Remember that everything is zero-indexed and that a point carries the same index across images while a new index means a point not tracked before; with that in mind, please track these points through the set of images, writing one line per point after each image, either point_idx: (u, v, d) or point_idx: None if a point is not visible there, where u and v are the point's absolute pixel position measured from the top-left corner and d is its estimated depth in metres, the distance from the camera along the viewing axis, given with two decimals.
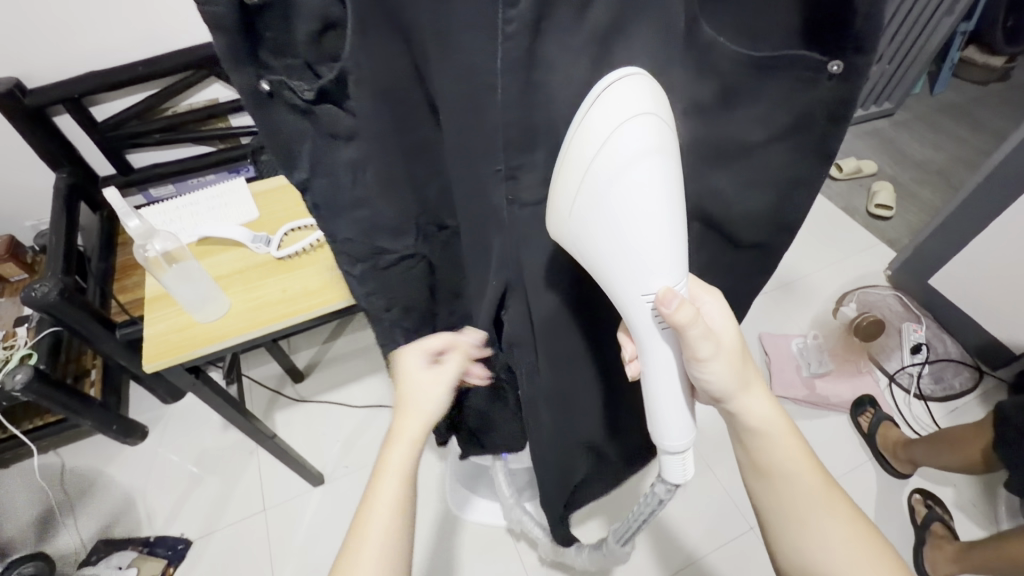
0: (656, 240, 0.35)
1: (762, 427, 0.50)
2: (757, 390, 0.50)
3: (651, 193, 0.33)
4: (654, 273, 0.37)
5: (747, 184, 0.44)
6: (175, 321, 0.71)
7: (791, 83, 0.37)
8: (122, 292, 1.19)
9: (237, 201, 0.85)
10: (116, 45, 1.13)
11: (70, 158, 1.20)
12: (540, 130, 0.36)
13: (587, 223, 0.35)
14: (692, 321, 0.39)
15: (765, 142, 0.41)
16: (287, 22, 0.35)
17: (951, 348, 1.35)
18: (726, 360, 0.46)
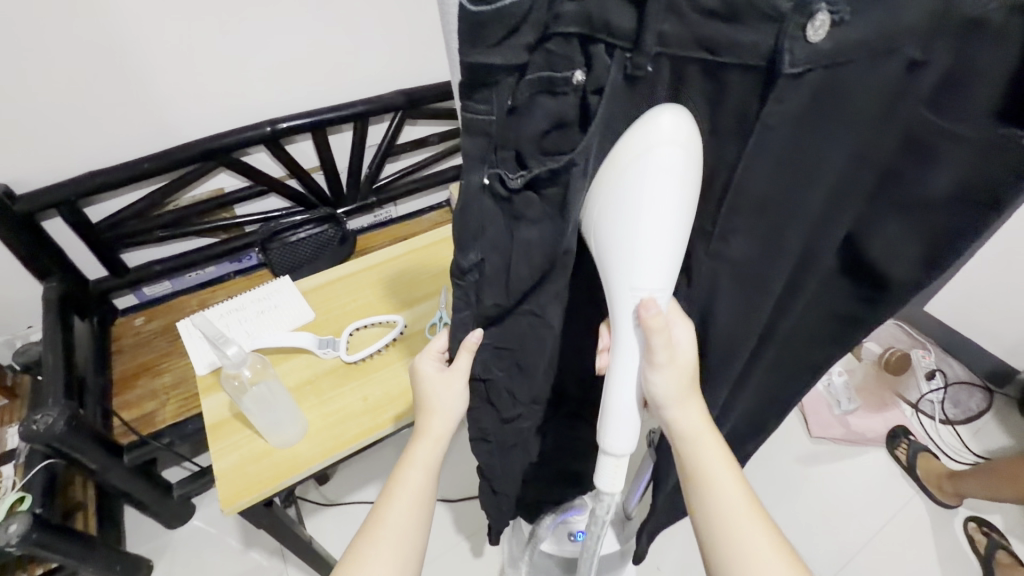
0: (652, 246, 0.39)
1: (692, 439, 0.49)
2: (694, 399, 0.49)
3: (660, 207, 0.37)
4: (642, 268, 0.41)
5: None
6: (249, 449, 0.63)
7: None
8: (124, 408, 1.07)
9: (291, 301, 0.78)
10: (118, 143, 1.06)
11: (60, 266, 1.09)
12: (771, 194, 0.39)
13: (604, 218, 0.40)
14: (660, 327, 0.43)
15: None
16: (527, 120, 0.37)
17: (959, 370, 1.42)
18: (682, 368, 0.46)
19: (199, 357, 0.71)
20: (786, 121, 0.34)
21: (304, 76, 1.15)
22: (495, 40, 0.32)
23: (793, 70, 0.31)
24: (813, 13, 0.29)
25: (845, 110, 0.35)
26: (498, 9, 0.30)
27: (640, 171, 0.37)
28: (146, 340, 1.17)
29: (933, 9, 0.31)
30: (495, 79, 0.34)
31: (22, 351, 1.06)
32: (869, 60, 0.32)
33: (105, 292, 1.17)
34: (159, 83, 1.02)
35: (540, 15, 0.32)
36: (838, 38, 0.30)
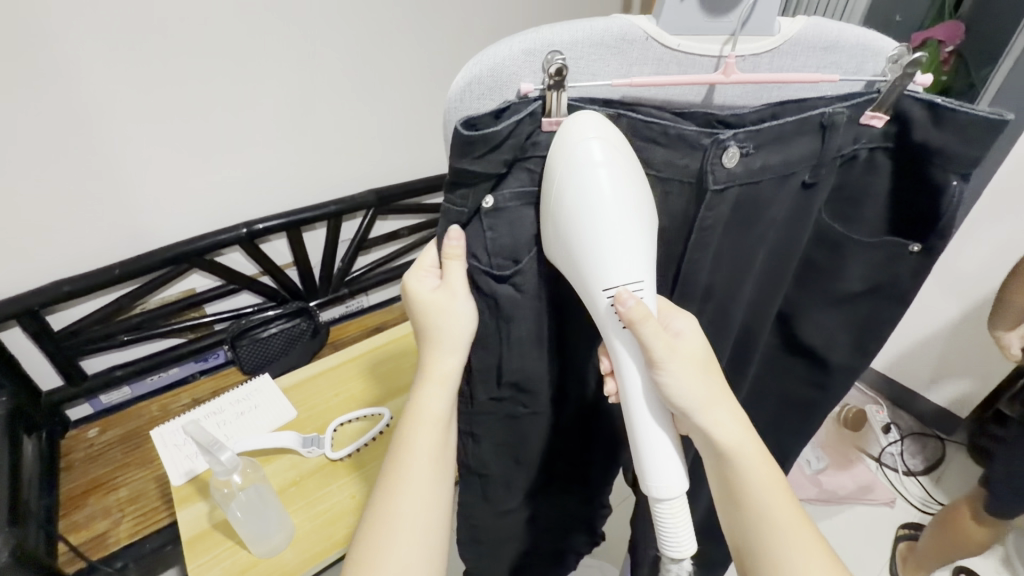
0: (612, 232, 0.39)
1: (735, 449, 0.48)
2: (724, 403, 0.48)
3: (609, 201, 0.38)
4: (609, 263, 0.40)
5: (842, 327, 0.55)
6: (233, 561, 0.60)
7: (884, 257, 0.50)
8: (72, 531, 0.97)
9: (273, 400, 0.79)
10: (89, 250, 1.05)
11: (13, 378, 1.02)
12: (711, 276, 0.48)
13: (563, 217, 0.40)
14: (646, 320, 0.40)
15: (861, 294, 0.52)
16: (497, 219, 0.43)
17: (910, 421, 1.52)
18: (687, 369, 0.45)
19: (174, 465, 0.68)
20: (718, 224, 0.44)
21: (281, 180, 1.21)
22: (478, 154, 0.39)
23: (717, 186, 0.42)
24: (725, 147, 0.41)
25: (759, 216, 0.45)
26: (483, 133, 0.38)
27: (585, 161, 0.38)
28: (99, 452, 1.09)
29: (812, 148, 0.43)
30: (474, 181, 0.41)
31: None
32: (773, 181, 0.43)
33: (57, 404, 1.10)
34: (138, 190, 1.04)
35: (518, 139, 0.39)
36: (747, 165, 0.42)
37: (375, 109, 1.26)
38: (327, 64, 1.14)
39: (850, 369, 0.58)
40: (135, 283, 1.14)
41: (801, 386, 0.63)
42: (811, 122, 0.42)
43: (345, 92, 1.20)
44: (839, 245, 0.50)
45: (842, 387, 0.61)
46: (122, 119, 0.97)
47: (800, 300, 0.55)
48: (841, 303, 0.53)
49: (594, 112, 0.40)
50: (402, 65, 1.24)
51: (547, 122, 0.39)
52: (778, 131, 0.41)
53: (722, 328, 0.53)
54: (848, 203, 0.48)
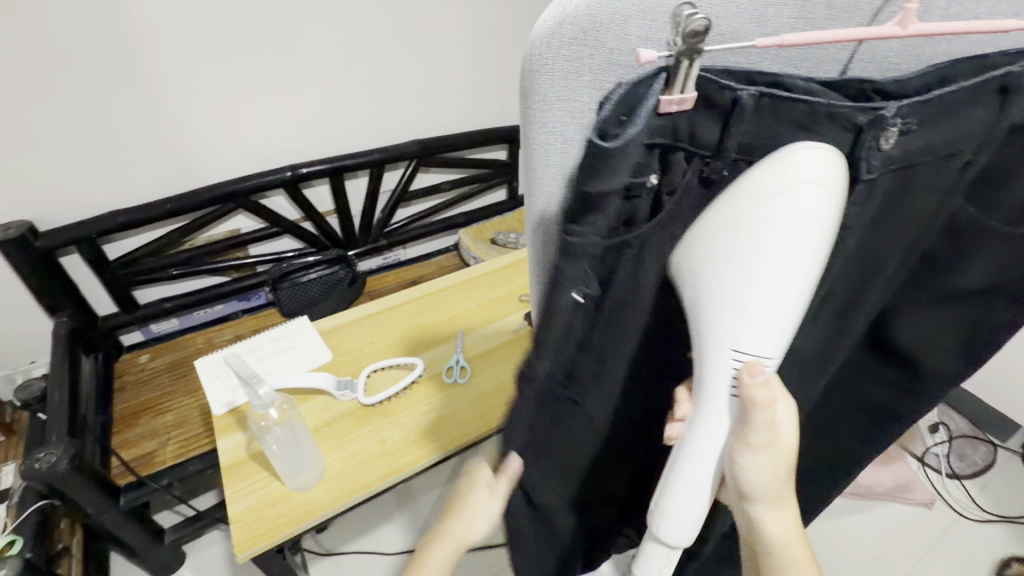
0: (769, 308, 0.31)
1: (781, 540, 0.43)
2: (786, 497, 0.42)
3: (787, 275, 0.30)
4: (757, 332, 0.32)
5: (949, 327, 0.44)
6: (267, 491, 0.63)
7: (1021, 251, 0.39)
8: (124, 447, 1.04)
9: (312, 343, 0.80)
10: (142, 184, 1.07)
11: (72, 301, 1.08)
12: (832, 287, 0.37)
13: (713, 255, 0.30)
14: (767, 405, 0.34)
15: (982, 292, 0.41)
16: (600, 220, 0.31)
17: (961, 423, 1.44)
18: (775, 459, 0.38)
19: (216, 395, 0.71)
20: (860, 223, 0.33)
21: (326, 125, 1.21)
22: (602, 173, 0.28)
23: (868, 176, 0.31)
24: (887, 127, 0.29)
25: (905, 205, 0.34)
26: (608, 148, 0.27)
27: (784, 195, 0.28)
28: (149, 377, 1.15)
29: (983, 120, 0.31)
30: (593, 195, 0.29)
31: (24, 387, 1.04)
32: (930, 164, 0.32)
33: (113, 329, 1.16)
34: (188, 128, 1.05)
35: (644, 131, 0.28)
36: (905, 148, 0.30)
37: (424, 57, 1.23)
38: (378, 6, 1.12)
39: (947, 375, 0.47)
40: (184, 219, 1.16)
41: (882, 390, 0.51)
42: (989, 87, 0.30)
43: (395, 38, 1.18)
44: (965, 237, 0.39)
45: (932, 396, 0.49)
46: (175, 52, 0.98)
47: (904, 295, 0.44)
48: (949, 301, 0.43)
49: (725, 85, 0.28)
50: (453, 11, 1.21)
51: (668, 99, 0.28)
52: (949, 101, 0.30)
53: (834, 338, 0.42)
54: (990, 187, 0.36)
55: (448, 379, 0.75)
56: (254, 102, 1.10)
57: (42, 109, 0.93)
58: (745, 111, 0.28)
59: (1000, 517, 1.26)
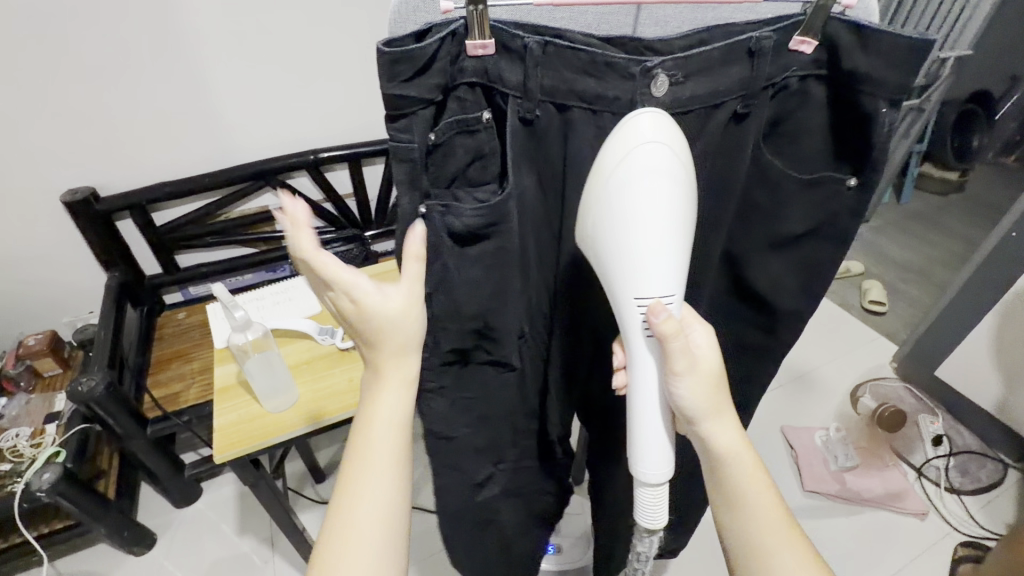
0: (653, 238, 0.45)
1: (728, 453, 0.51)
2: (727, 411, 0.52)
3: (663, 206, 0.44)
4: (650, 269, 0.46)
5: (786, 269, 0.62)
6: (246, 410, 0.74)
7: (825, 195, 0.56)
8: (155, 386, 1.20)
9: (305, 296, 0.91)
10: (186, 160, 1.24)
11: (123, 259, 1.26)
12: None
13: (602, 210, 0.45)
14: (675, 332, 0.47)
15: (802, 235, 0.59)
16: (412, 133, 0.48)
17: (970, 439, 1.39)
18: (700, 378, 0.50)
19: (219, 332, 0.83)
20: None
21: (349, 114, 1.34)
22: (407, 76, 0.44)
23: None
24: (652, 75, 0.46)
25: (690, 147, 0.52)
26: (406, 52, 0.43)
27: (633, 151, 0.43)
28: (182, 331, 1.31)
29: (741, 76, 0.48)
30: (411, 110, 0.46)
31: (81, 329, 1.21)
32: (701, 113, 0.50)
33: (156, 287, 1.34)
34: (226, 112, 1.21)
35: (443, 60, 0.45)
36: (675, 93, 0.48)
37: None
38: None
39: (794, 310, 0.64)
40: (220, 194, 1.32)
41: (753, 333, 0.69)
42: (738, 50, 0.47)
43: None
44: (774, 182, 0.56)
45: (791, 334, 0.67)
46: (216, 45, 1.12)
47: (747, 246, 0.61)
48: (782, 244, 0.60)
49: (514, 34, 0.45)
50: None
51: (472, 44, 0.44)
52: (705, 60, 0.47)
53: None
54: (785, 138, 0.55)
55: None
56: (284, 91, 1.24)
57: (108, 92, 1.10)
58: (533, 53, 0.45)
59: (999, 536, 1.21)
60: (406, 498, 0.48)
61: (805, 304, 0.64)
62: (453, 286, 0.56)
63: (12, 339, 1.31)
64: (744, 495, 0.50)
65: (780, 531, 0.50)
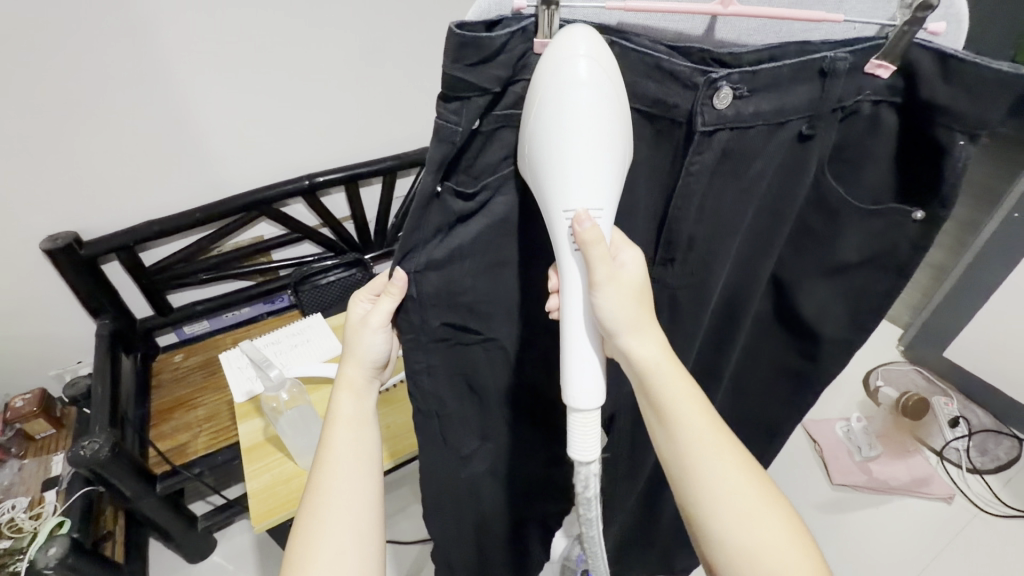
0: (579, 156, 0.40)
1: (651, 368, 0.48)
2: (649, 328, 0.48)
3: (594, 118, 0.39)
4: (574, 182, 0.41)
5: (836, 295, 0.58)
6: (280, 470, 0.69)
7: (886, 225, 0.52)
8: (158, 439, 1.12)
9: (324, 338, 0.86)
10: (175, 195, 1.17)
11: (114, 305, 1.18)
12: (721, 232, 0.51)
13: (539, 124, 0.40)
14: (598, 243, 0.42)
15: (857, 264, 0.55)
16: (457, 116, 0.42)
17: (984, 418, 1.42)
18: (624, 292, 0.45)
19: (238, 384, 0.77)
20: (705, 170, 0.46)
21: (341, 134, 1.28)
22: (470, 62, 0.39)
23: (706, 128, 0.44)
24: (717, 88, 0.42)
25: (745, 166, 0.47)
26: (477, 37, 0.38)
27: (570, 59, 0.38)
28: (182, 375, 1.23)
29: (809, 97, 0.44)
30: (467, 96, 0.41)
31: (72, 384, 1.12)
32: (764, 131, 0.45)
33: (150, 330, 1.26)
34: (214, 142, 1.14)
35: (512, 54, 0.41)
36: (738, 109, 0.43)
37: (432, 72, 1.32)
38: (386, 23, 1.19)
39: (840, 339, 0.61)
40: (213, 228, 1.25)
41: (791, 354, 0.66)
42: (811, 68, 0.43)
43: (404, 52, 1.25)
44: (836, 209, 0.52)
45: (835, 361, 0.63)
46: (200, 71, 1.06)
47: (798, 268, 0.58)
48: (834, 272, 0.56)
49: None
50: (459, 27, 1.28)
51: (539, 43, 0.40)
52: (773, 77, 0.43)
53: (707, 287, 0.54)
54: (849, 161, 0.50)
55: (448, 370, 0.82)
56: (273, 116, 1.18)
57: (85, 132, 1.03)
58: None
59: None
60: (380, 497, 0.53)
61: (853, 336, 0.61)
62: (454, 294, 0.54)
63: None
64: (676, 409, 0.49)
65: (723, 457, 0.49)
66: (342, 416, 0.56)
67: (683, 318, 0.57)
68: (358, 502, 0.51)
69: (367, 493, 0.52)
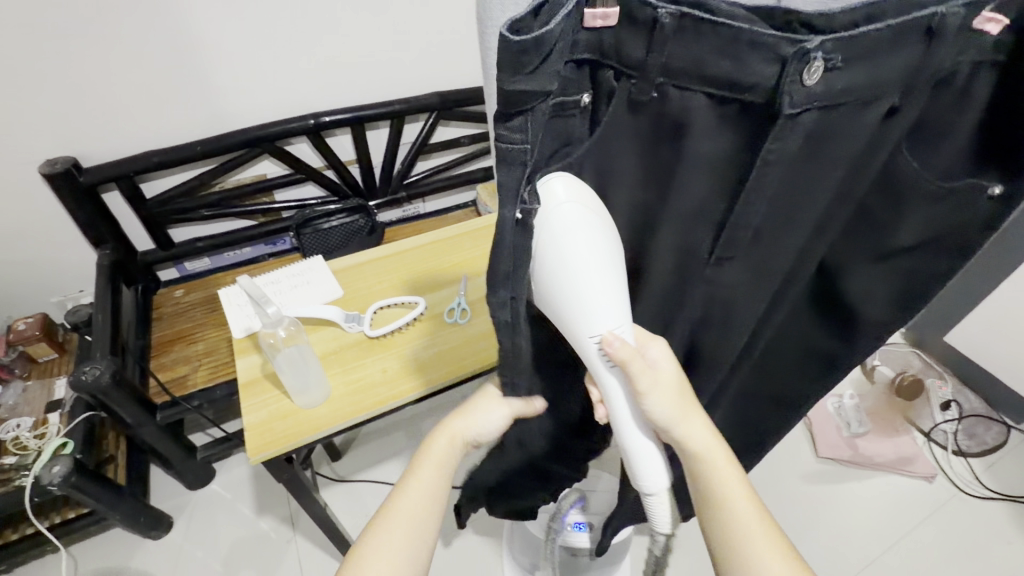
0: (595, 285, 0.40)
1: (704, 452, 0.49)
2: (694, 412, 0.50)
3: (597, 256, 0.39)
4: (599, 313, 0.42)
5: (884, 280, 0.51)
6: (277, 406, 0.70)
7: (954, 204, 0.43)
8: (160, 371, 1.14)
9: (322, 279, 0.85)
10: (175, 126, 1.13)
11: (115, 235, 1.17)
12: (785, 220, 0.43)
13: (544, 271, 0.40)
14: (631, 357, 0.44)
15: (911, 248, 0.47)
16: (525, 130, 0.33)
17: (976, 403, 1.42)
18: (664, 392, 0.47)
19: (236, 321, 0.78)
20: (784, 157, 0.37)
21: (349, 72, 1.22)
22: (532, 67, 0.31)
23: (791, 111, 0.34)
24: (809, 60, 0.32)
25: (824, 148, 0.38)
26: (537, 38, 0.29)
27: (553, 201, 0.37)
28: (183, 309, 1.24)
29: (907, 63, 0.34)
30: (529, 106, 0.32)
31: (72, 311, 1.13)
32: (853, 108, 0.36)
33: (151, 264, 1.26)
34: (213, 72, 1.09)
35: (559, 54, 0.31)
36: (828, 84, 0.34)
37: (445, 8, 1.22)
38: None
39: (883, 323, 0.54)
40: (213, 162, 1.22)
41: (825, 337, 0.59)
42: (916, 27, 0.33)
43: None
44: (902, 192, 0.43)
45: (873, 342, 0.57)
46: None
47: (844, 252, 0.50)
48: (885, 257, 0.49)
49: (648, 2, 0.32)
50: None
51: (592, 14, 0.32)
52: (872, 42, 0.32)
53: (760, 277, 0.47)
54: (921, 138, 0.41)
55: (449, 319, 0.80)
56: (277, 46, 1.11)
57: (80, 54, 0.98)
58: (664, 30, 0.32)
59: (1002, 496, 1.26)
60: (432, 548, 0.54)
61: (899, 321, 0.54)
62: None
63: None
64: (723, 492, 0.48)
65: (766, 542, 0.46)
66: (430, 462, 0.57)
67: (730, 311, 0.50)
68: (415, 544, 0.52)
69: (415, 540, 0.53)
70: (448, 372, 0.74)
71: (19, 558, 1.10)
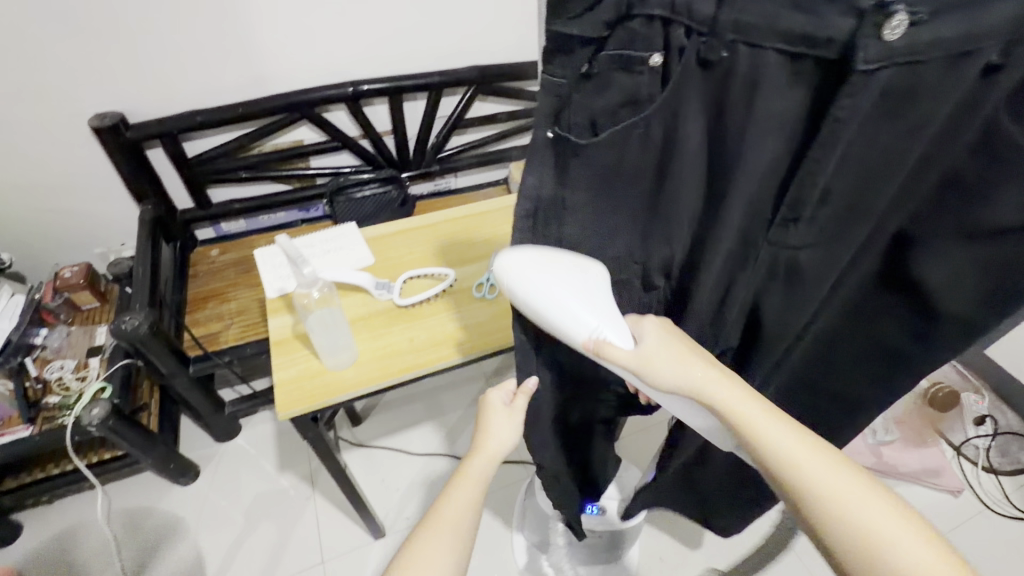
0: None
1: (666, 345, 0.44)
2: None
3: None
4: None
5: (974, 263, 0.40)
6: (306, 365, 0.71)
7: None
8: (194, 326, 1.18)
9: (355, 246, 0.86)
10: (219, 87, 1.14)
11: (156, 191, 1.20)
12: (867, 188, 0.38)
13: None
14: None
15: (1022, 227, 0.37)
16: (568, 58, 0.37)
17: (1013, 420, 1.35)
18: None
19: (270, 282, 0.80)
20: (858, 116, 0.33)
21: (389, 40, 1.21)
22: (575, 13, 0.35)
23: (866, 67, 0.31)
24: (890, 13, 0.29)
25: (912, 105, 0.33)
26: None
27: None
28: (217, 269, 1.27)
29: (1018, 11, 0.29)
30: (572, 47, 0.37)
31: (114, 263, 1.17)
32: (942, 63, 0.31)
33: (187, 222, 1.29)
34: (257, 33, 1.10)
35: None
36: (913, 39, 0.30)
37: None
38: None
39: (966, 318, 0.42)
40: (253, 126, 1.24)
41: (895, 333, 0.48)
42: None
43: None
44: (1002, 157, 0.35)
45: (956, 346, 0.45)
46: None
47: (931, 227, 0.41)
48: (978, 236, 0.39)
49: None
50: None
51: None
52: None
53: (836, 249, 0.42)
54: None
55: (477, 293, 0.80)
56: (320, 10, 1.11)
57: (130, 9, 1.00)
58: None
59: None
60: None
61: (988, 319, 0.42)
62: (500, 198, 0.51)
63: (47, 270, 1.29)
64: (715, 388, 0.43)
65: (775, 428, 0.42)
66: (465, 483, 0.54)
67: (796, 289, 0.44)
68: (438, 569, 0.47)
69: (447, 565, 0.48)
70: (473, 345, 0.74)
71: (59, 491, 1.18)
